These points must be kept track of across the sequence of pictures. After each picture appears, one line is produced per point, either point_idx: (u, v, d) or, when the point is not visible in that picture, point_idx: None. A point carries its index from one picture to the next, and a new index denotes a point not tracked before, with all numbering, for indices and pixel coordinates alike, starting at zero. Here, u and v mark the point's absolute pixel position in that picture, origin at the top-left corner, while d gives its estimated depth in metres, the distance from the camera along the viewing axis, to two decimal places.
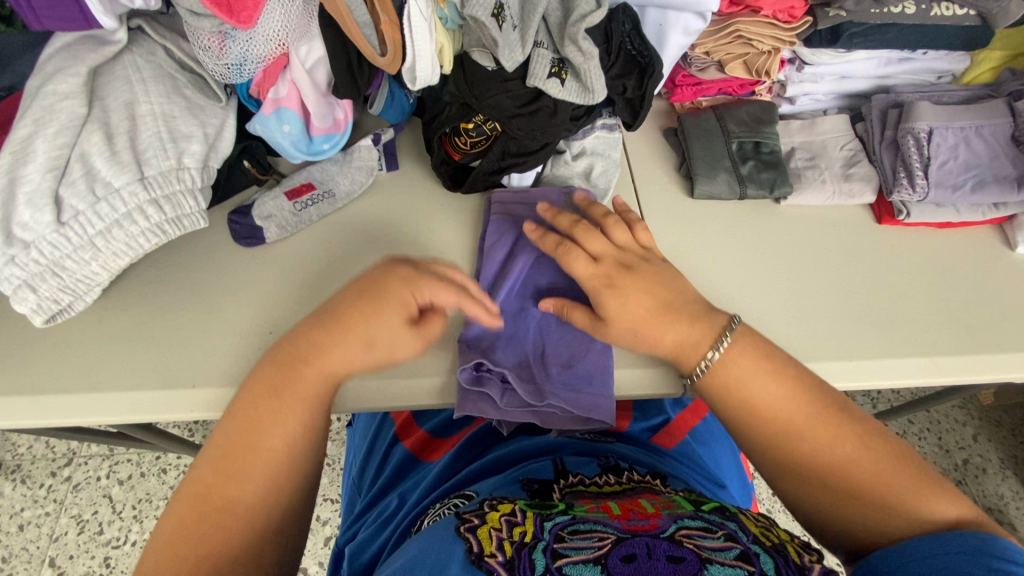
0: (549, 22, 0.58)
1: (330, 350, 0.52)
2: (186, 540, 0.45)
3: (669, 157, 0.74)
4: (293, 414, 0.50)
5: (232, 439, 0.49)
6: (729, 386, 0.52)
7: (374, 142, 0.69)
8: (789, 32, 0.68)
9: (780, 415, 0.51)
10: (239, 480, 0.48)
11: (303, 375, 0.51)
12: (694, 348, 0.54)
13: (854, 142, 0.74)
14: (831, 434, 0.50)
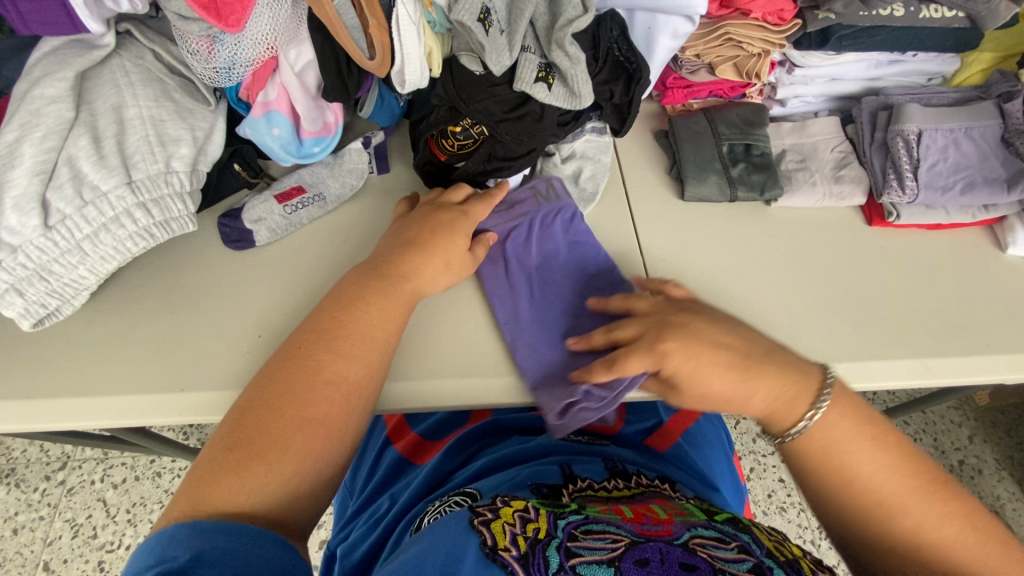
0: (536, 27, 0.58)
1: (422, 268, 0.57)
2: (258, 434, 0.46)
3: (660, 159, 0.75)
4: (386, 316, 0.54)
5: (323, 331, 0.52)
6: (830, 452, 0.50)
7: (364, 145, 0.68)
8: (779, 34, 0.68)
9: (883, 490, 0.48)
10: (315, 384, 0.49)
11: (400, 283, 0.56)
12: (795, 406, 0.51)
13: (844, 144, 0.74)
14: (936, 515, 0.47)
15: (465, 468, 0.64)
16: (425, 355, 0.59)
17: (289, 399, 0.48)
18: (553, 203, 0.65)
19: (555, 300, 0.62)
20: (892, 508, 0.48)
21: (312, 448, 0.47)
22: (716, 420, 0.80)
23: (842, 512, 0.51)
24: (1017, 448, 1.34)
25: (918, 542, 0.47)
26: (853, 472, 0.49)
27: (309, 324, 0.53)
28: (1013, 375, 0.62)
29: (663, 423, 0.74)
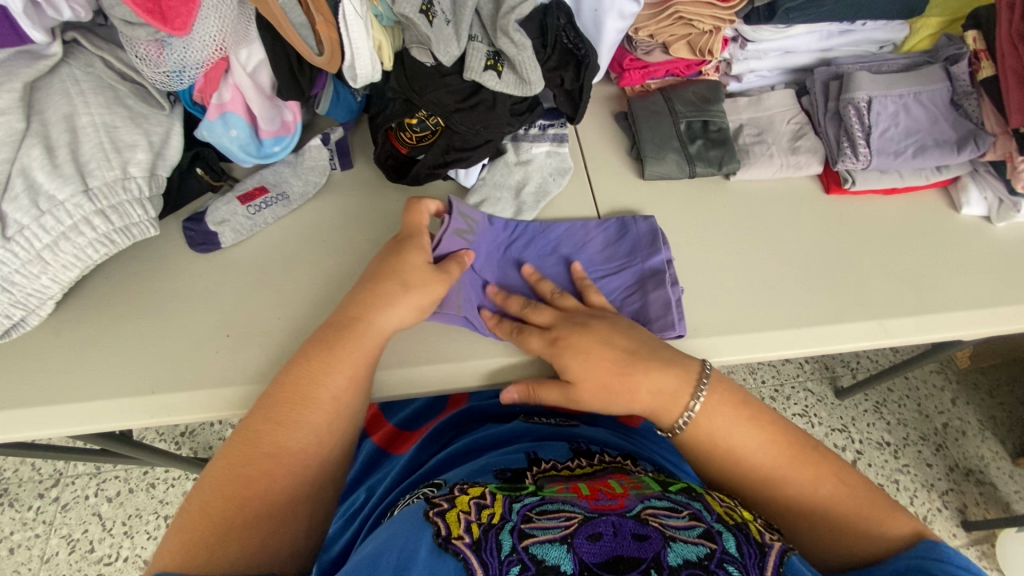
0: (481, 15, 0.58)
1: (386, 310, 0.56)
2: (211, 516, 0.46)
3: (620, 140, 0.76)
4: (344, 378, 0.54)
5: (282, 399, 0.52)
6: (712, 438, 0.54)
7: (323, 142, 0.69)
8: (727, 11, 0.70)
9: (763, 463, 0.53)
10: (280, 450, 0.50)
11: (363, 335, 0.55)
12: (671, 404, 0.55)
13: (800, 116, 0.75)
14: (810, 476, 0.53)
15: (439, 455, 0.65)
16: (394, 345, 0.60)
17: (244, 471, 0.48)
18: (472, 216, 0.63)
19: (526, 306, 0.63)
20: (771, 476, 0.53)
21: (261, 524, 0.47)
22: None
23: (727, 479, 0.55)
24: (999, 408, 1.37)
25: (802, 502, 0.52)
26: (735, 455, 0.54)
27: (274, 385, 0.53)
28: (969, 331, 0.64)
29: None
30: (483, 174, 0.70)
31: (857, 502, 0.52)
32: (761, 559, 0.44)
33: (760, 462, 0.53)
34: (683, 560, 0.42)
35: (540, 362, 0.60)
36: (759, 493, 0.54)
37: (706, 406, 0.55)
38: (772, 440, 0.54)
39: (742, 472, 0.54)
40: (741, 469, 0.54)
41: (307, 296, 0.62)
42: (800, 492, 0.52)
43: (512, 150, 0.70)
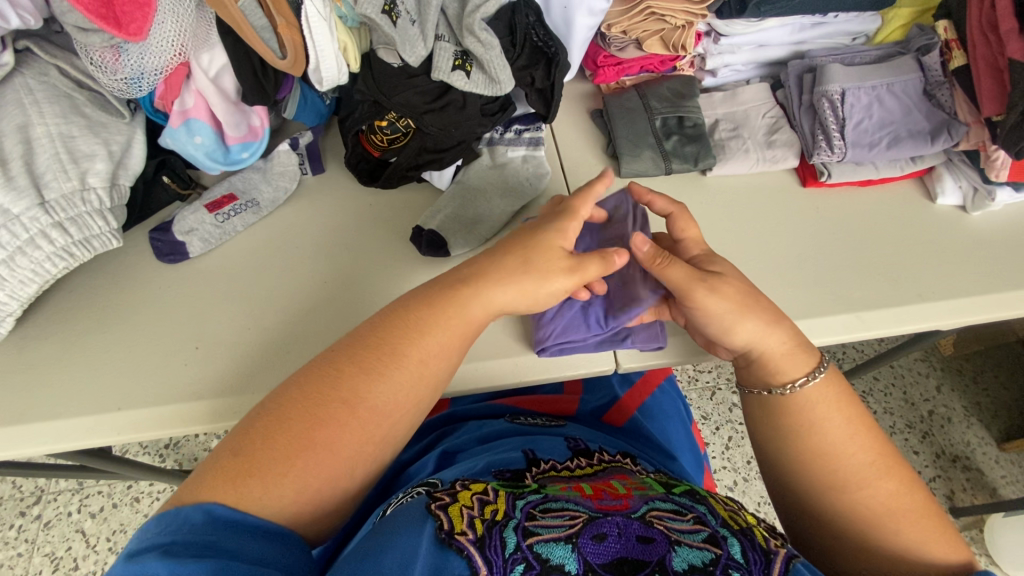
0: (448, 14, 0.57)
1: (493, 281, 0.53)
2: (266, 446, 0.44)
3: (596, 138, 0.75)
4: (434, 343, 0.51)
5: (365, 351, 0.50)
6: (813, 414, 0.51)
7: (292, 147, 0.67)
8: (700, 5, 0.69)
9: (864, 457, 0.50)
10: (359, 412, 0.48)
11: (464, 305, 0.52)
12: (794, 365, 0.53)
13: (775, 109, 0.75)
14: (905, 485, 0.49)
15: (421, 460, 0.64)
16: None
17: (314, 411, 0.46)
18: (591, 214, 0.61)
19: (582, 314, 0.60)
20: (869, 473, 0.49)
21: (317, 472, 0.45)
22: (672, 391, 0.81)
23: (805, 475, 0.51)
24: (983, 394, 1.38)
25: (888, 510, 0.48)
26: (835, 441, 0.50)
27: (356, 336, 0.51)
28: (948, 321, 0.64)
29: (619, 398, 0.76)
30: (457, 177, 0.69)
31: (928, 520, 0.48)
32: (767, 566, 0.42)
33: (847, 455, 0.50)
34: (688, 565, 0.41)
35: (516, 365, 0.60)
36: (821, 478, 0.50)
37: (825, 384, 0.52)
38: (869, 434, 0.51)
39: (835, 464, 0.50)
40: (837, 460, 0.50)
41: (279, 304, 0.61)
42: (879, 488, 0.48)
43: (488, 154, 0.69)
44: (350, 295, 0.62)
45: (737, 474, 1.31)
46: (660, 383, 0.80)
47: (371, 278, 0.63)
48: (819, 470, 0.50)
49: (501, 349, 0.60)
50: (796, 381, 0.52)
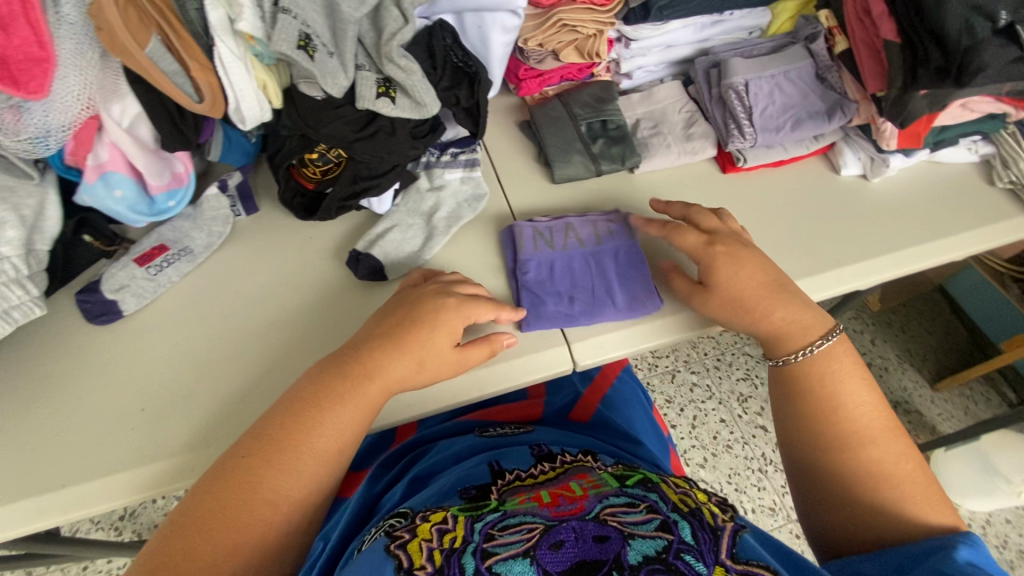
0: (365, 44, 0.56)
1: (400, 353, 0.55)
2: (186, 563, 0.44)
3: (528, 149, 0.78)
4: (346, 429, 0.53)
5: (274, 440, 0.50)
6: (819, 377, 0.57)
7: (221, 189, 0.66)
8: (607, 14, 0.74)
9: (857, 421, 0.54)
10: (271, 506, 0.48)
11: (376, 375, 0.54)
12: (795, 338, 0.59)
13: (689, 104, 0.80)
14: (897, 452, 0.53)
15: (391, 489, 0.64)
16: None
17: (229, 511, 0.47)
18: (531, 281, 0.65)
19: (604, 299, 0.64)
20: (861, 438, 0.54)
21: (236, 574, 0.46)
22: (630, 380, 0.84)
23: (807, 437, 0.56)
24: (911, 340, 1.51)
25: (882, 469, 0.52)
26: (836, 402, 0.55)
27: (263, 426, 0.51)
28: (864, 281, 0.70)
29: (581, 394, 0.79)
30: (396, 203, 0.69)
31: (925, 488, 0.52)
32: (716, 544, 0.45)
33: (855, 418, 0.54)
34: (643, 556, 0.42)
35: (474, 380, 0.60)
36: (823, 440, 0.55)
37: (830, 350, 0.58)
38: (875, 402, 0.56)
39: (834, 423, 0.55)
40: (831, 423, 0.55)
41: (227, 353, 0.59)
42: (885, 446, 0.53)
43: (425, 177, 0.70)
44: (300, 333, 0.61)
45: (705, 451, 1.40)
46: (618, 374, 0.83)
47: (320, 313, 0.62)
48: (826, 433, 0.55)
49: (459, 365, 0.61)
50: (797, 352, 0.58)
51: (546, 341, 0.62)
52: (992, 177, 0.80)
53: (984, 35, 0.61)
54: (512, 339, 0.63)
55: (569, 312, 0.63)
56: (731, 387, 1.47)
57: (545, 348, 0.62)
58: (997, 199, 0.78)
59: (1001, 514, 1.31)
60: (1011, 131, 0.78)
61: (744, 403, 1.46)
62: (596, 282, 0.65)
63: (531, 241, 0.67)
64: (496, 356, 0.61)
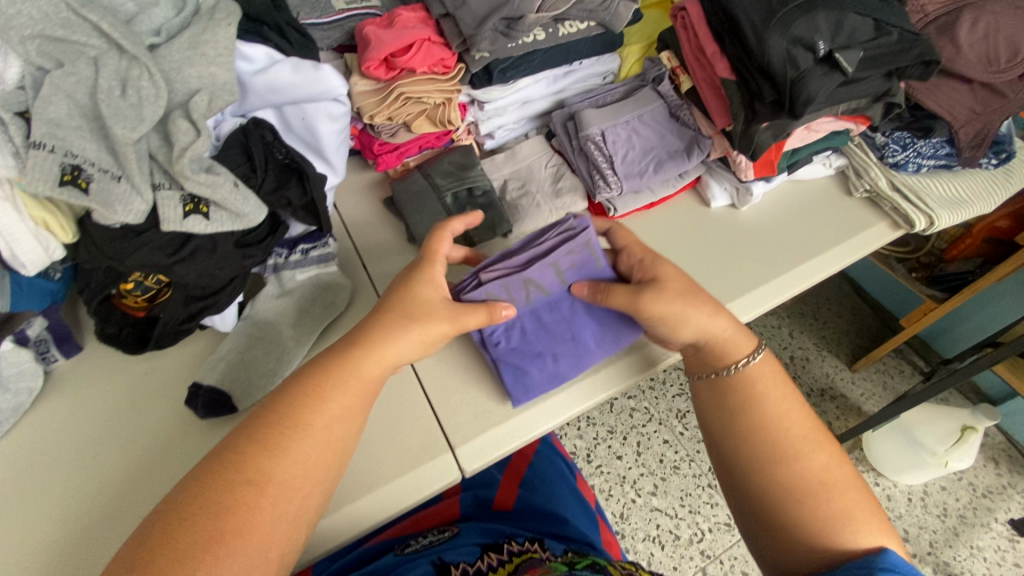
0: (158, 160, 0.49)
1: (389, 336, 0.50)
2: (170, 547, 0.39)
3: (395, 227, 0.73)
4: (340, 408, 0.47)
5: (269, 424, 0.45)
6: (759, 384, 0.56)
7: (20, 341, 0.56)
8: (450, 82, 0.71)
9: (801, 428, 0.53)
10: (269, 495, 0.43)
11: (360, 361, 0.49)
12: (738, 345, 0.57)
13: (555, 158, 0.78)
14: (835, 457, 0.53)
15: None
16: None
17: (218, 501, 0.41)
18: (501, 340, 0.59)
19: (576, 352, 0.60)
20: (806, 445, 0.52)
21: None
22: (548, 453, 0.78)
23: (745, 445, 0.53)
24: (825, 327, 1.57)
25: (822, 479, 0.51)
26: (778, 413, 0.54)
27: (258, 415, 0.46)
28: (750, 314, 0.70)
29: (500, 480, 0.74)
30: (244, 313, 0.62)
31: (861, 500, 0.51)
32: None
33: (793, 427, 0.53)
34: None
35: (349, 516, 0.52)
36: (767, 449, 0.52)
37: (763, 359, 0.57)
38: (806, 411, 0.55)
39: (779, 428, 0.53)
40: (777, 429, 0.53)
41: (43, 538, 0.49)
42: (823, 446, 0.53)
43: (274, 281, 0.63)
44: (137, 494, 0.52)
45: (655, 476, 1.35)
46: (535, 449, 0.77)
47: (162, 463, 0.54)
48: (766, 441, 0.52)
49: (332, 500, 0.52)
50: (740, 360, 0.56)
51: (433, 447, 0.55)
52: (850, 187, 0.83)
53: (806, 66, 0.63)
54: (390, 455, 0.55)
55: (555, 371, 0.60)
56: (668, 405, 1.43)
57: (433, 457, 0.55)
58: (858, 209, 0.81)
59: (936, 482, 1.36)
60: (858, 142, 0.82)
61: (683, 419, 1.42)
62: (568, 330, 0.60)
63: (501, 303, 0.58)
64: (374, 480, 0.53)
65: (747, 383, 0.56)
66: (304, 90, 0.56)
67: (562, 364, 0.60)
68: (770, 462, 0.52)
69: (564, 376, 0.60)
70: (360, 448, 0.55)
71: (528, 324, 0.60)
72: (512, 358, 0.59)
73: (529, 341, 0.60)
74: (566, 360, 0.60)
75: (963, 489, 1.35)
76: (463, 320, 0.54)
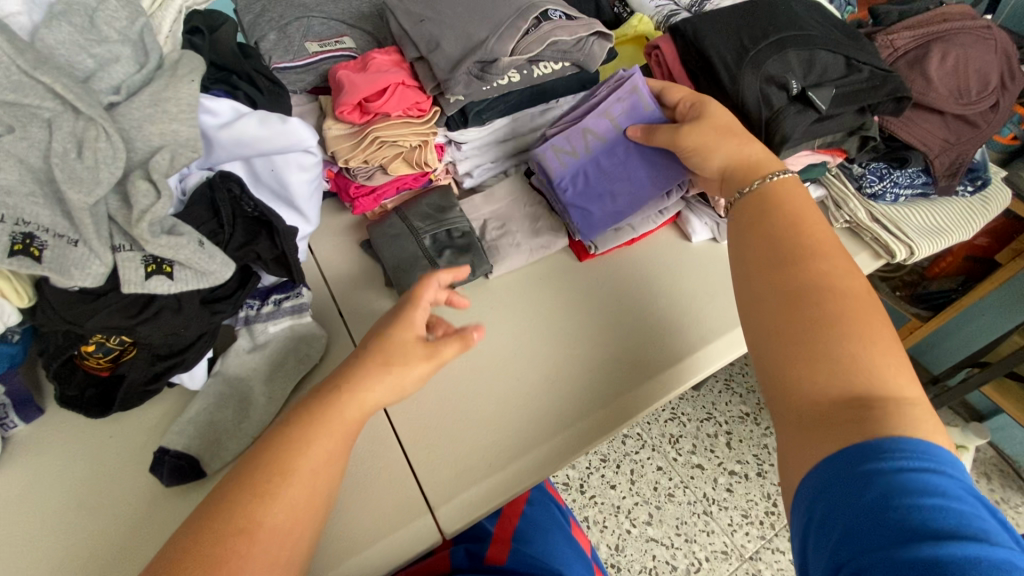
0: (118, 221, 0.47)
1: (367, 380, 0.47)
2: None
3: (373, 272, 0.71)
4: (323, 450, 0.44)
5: (251, 473, 0.42)
6: (794, 216, 0.56)
7: None
8: (426, 124, 0.70)
9: (822, 251, 0.52)
10: (259, 542, 0.40)
11: (340, 406, 0.45)
12: (771, 165, 0.61)
13: (535, 197, 0.77)
14: (863, 290, 0.49)
15: None
16: None
17: (207, 553, 0.38)
18: (557, 181, 0.72)
19: (626, 194, 0.71)
20: (810, 257, 0.52)
21: None
22: (542, 499, 0.77)
23: (762, 251, 0.54)
24: None
25: (833, 290, 0.49)
26: (810, 250, 0.52)
27: (239, 467, 0.43)
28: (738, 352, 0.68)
29: (491, 533, 0.71)
30: (214, 368, 0.59)
31: (877, 334, 0.46)
32: None
33: (824, 258, 0.52)
34: None
35: None
36: (784, 254, 0.53)
37: (788, 182, 0.59)
38: (853, 263, 0.52)
39: (799, 234, 0.54)
40: (795, 232, 0.54)
41: None
42: (882, 323, 0.47)
43: (245, 335, 0.61)
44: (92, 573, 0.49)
45: (649, 505, 1.31)
46: (528, 497, 0.76)
47: (120, 536, 0.51)
48: (782, 242, 0.54)
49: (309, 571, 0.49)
50: (772, 173, 0.59)
51: (411, 511, 0.53)
52: (830, 219, 0.82)
53: (779, 104, 0.64)
54: (364, 521, 0.52)
55: (614, 211, 0.71)
56: (660, 431, 1.41)
57: (410, 523, 0.52)
58: (840, 240, 0.80)
59: None
60: (836, 174, 0.83)
61: (677, 444, 1.39)
62: (623, 175, 0.71)
63: (557, 159, 0.71)
64: (348, 550, 0.50)
65: (776, 196, 0.58)
66: (273, 142, 0.55)
67: (614, 202, 0.71)
68: (797, 308, 0.49)
69: (622, 208, 0.71)
70: (331, 514, 0.52)
71: (603, 172, 0.72)
72: (588, 184, 0.72)
73: (592, 186, 0.72)
74: (611, 217, 0.71)
75: None
76: (438, 356, 0.49)
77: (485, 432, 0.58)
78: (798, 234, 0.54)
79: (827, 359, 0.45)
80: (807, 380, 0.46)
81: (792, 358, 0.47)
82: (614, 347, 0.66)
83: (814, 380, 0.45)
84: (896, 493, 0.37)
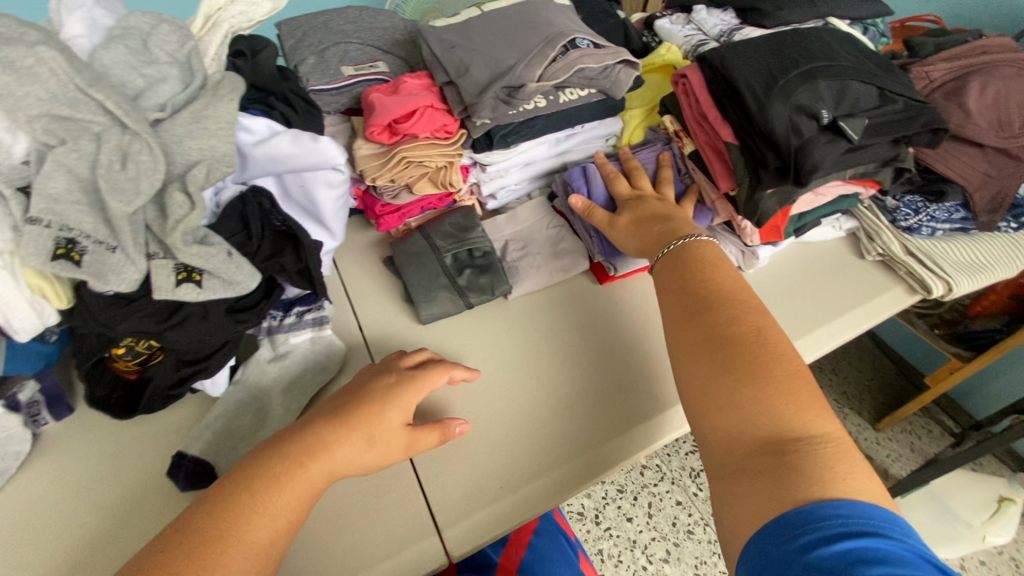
0: (155, 231, 0.50)
1: (332, 444, 0.48)
2: None
3: (394, 288, 0.73)
4: (279, 518, 0.44)
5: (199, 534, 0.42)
6: (702, 276, 0.57)
7: (12, 406, 0.55)
8: (452, 146, 0.72)
9: (722, 302, 0.53)
10: None
11: (304, 466, 0.46)
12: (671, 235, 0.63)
13: (557, 219, 0.78)
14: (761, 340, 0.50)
15: None
16: None
17: None
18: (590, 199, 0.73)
19: None
20: (716, 309, 0.53)
21: None
22: (551, 529, 0.75)
23: (672, 315, 0.56)
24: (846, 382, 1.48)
25: (733, 343, 0.50)
26: (713, 307, 0.53)
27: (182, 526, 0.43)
28: None
29: (496, 563, 0.70)
30: (235, 377, 0.61)
31: (780, 377, 0.47)
32: None
33: (723, 315, 0.52)
34: None
35: None
36: (689, 314, 0.54)
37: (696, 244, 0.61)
38: (758, 313, 0.53)
39: (706, 294, 0.55)
40: (699, 295, 0.55)
41: None
42: (789, 357, 0.48)
43: (268, 345, 0.62)
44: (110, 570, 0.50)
45: (667, 542, 1.26)
46: (536, 526, 0.74)
47: (138, 537, 0.52)
48: (689, 302, 0.55)
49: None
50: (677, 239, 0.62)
51: (417, 530, 0.53)
52: (862, 250, 0.81)
53: (809, 135, 0.63)
54: (373, 539, 0.52)
55: None
56: (681, 464, 1.37)
57: (417, 543, 0.52)
58: (871, 272, 0.79)
59: (974, 556, 1.22)
60: (868, 206, 0.81)
61: (697, 479, 1.35)
62: None
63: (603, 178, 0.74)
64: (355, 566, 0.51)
65: (689, 256, 0.59)
66: (303, 159, 0.57)
67: None
68: (712, 354, 0.50)
69: None
70: (341, 529, 0.53)
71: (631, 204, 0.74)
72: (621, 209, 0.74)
73: None
74: None
75: (1005, 565, 1.21)
76: (415, 443, 0.53)
77: (495, 454, 0.58)
78: (715, 282, 0.56)
79: (730, 411, 0.46)
80: (717, 437, 0.47)
81: (703, 413, 0.48)
82: (627, 378, 0.65)
83: (724, 434, 0.46)
84: (840, 566, 0.35)
